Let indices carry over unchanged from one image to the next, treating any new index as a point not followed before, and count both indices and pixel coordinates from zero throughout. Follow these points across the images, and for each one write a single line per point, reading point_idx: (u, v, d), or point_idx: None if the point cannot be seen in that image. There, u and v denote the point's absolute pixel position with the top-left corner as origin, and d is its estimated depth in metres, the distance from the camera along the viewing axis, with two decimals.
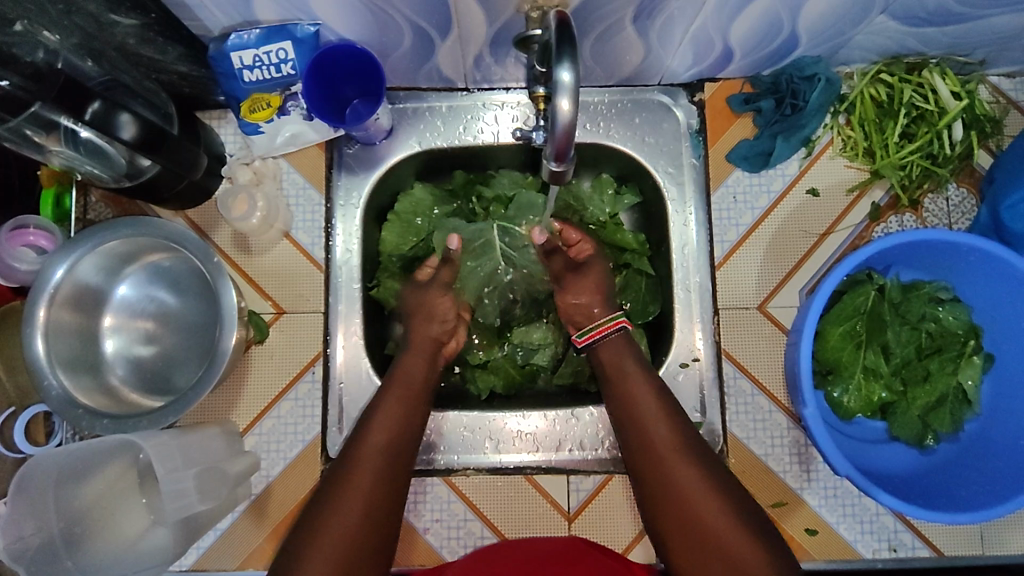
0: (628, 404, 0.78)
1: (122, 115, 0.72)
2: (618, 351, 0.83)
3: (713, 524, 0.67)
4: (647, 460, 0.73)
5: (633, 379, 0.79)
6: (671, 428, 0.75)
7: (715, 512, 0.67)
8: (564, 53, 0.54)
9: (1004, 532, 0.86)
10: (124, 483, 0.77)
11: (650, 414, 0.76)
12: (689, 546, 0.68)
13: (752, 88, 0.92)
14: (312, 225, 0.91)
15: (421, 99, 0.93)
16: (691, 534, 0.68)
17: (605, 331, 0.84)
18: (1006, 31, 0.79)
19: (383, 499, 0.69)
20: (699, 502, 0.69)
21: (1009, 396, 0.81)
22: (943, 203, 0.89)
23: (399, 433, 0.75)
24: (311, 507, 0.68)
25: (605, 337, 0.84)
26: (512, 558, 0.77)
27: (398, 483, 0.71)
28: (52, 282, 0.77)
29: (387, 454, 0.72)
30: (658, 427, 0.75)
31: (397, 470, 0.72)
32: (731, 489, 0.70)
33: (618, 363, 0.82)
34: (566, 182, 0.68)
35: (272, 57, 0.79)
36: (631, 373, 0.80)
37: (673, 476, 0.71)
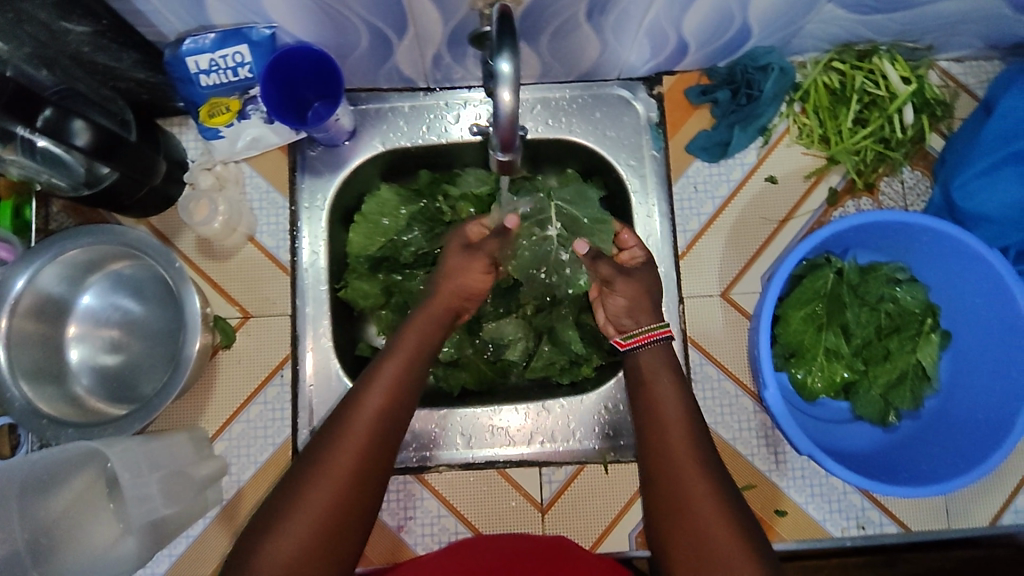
0: (650, 401, 0.75)
1: (75, 122, 0.71)
2: (657, 363, 0.77)
3: (704, 528, 0.65)
4: (654, 457, 0.71)
5: (656, 375, 0.76)
6: (687, 428, 0.72)
7: (708, 517, 0.65)
8: (504, 43, 0.54)
9: (969, 506, 0.88)
10: (91, 493, 0.75)
11: (670, 410, 0.73)
12: (678, 546, 0.66)
13: (708, 80, 0.93)
14: (276, 229, 0.91)
15: (383, 100, 0.93)
16: (683, 536, 0.66)
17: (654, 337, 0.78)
18: (951, 16, 0.81)
19: (352, 505, 0.66)
20: (696, 504, 0.66)
21: (967, 371, 0.83)
22: (899, 185, 0.91)
23: (378, 428, 0.69)
24: (275, 505, 0.65)
25: (646, 345, 0.78)
26: (485, 556, 0.77)
27: (369, 484, 0.67)
28: (13, 292, 0.76)
29: (363, 454, 0.67)
30: (673, 425, 0.72)
31: (371, 471, 0.67)
32: (731, 495, 0.67)
33: (646, 358, 0.78)
34: (517, 170, 0.68)
35: (228, 60, 0.79)
36: (658, 368, 0.77)
37: (679, 473, 0.68)
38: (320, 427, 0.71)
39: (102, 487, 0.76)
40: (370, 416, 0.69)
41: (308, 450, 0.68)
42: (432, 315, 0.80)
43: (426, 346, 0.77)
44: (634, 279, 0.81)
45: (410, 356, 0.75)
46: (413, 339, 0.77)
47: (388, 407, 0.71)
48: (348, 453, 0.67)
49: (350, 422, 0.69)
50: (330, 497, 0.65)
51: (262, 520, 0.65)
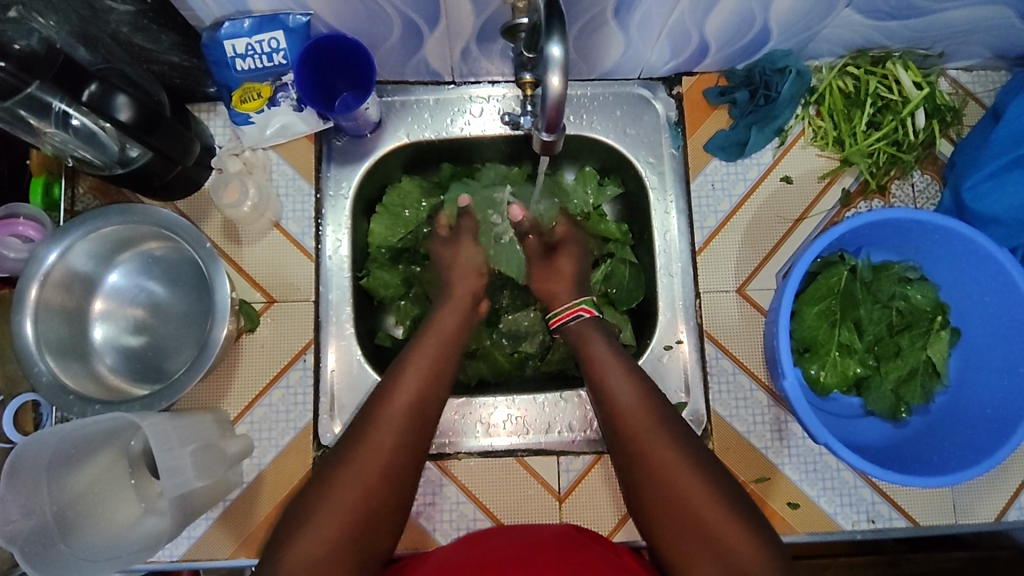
0: (607, 396, 0.76)
1: (118, 97, 0.72)
2: (590, 336, 0.83)
3: (706, 515, 0.66)
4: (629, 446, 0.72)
5: (609, 367, 0.78)
6: (660, 417, 0.73)
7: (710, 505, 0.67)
8: (554, 27, 0.56)
9: (975, 501, 0.90)
10: (114, 473, 0.76)
11: (629, 402, 0.74)
12: (682, 535, 0.67)
13: (727, 82, 0.95)
14: (302, 215, 0.92)
15: (408, 92, 0.95)
16: (685, 524, 0.67)
17: (565, 318, 0.85)
18: (963, 25, 0.85)
19: (381, 502, 0.67)
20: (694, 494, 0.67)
21: (976, 367, 0.86)
22: (910, 188, 0.94)
23: (409, 431, 0.70)
24: (305, 501, 0.66)
25: (574, 320, 0.85)
26: (495, 547, 0.77)
27: (399, 483, 0.68)
28: (44, 266, 0.77)
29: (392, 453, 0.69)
30: (643, 415, 0.73)
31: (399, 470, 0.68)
32: (720, 477, 0.69)
33: (588, 349, 0.81)
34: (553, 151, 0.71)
35: (264, 45, 0.81)
36: (612, 362, 0.79)
37: (663, 462, 0.69)
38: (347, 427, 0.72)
39: (125, 467, 0.77)
40: (399, 416, 0.71)
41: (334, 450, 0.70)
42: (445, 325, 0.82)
43: (444, 354, 0.79)
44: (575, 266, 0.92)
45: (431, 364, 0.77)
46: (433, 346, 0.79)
47: (415, 410, 0.72)
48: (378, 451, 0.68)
49: (377, 422, 0.70)
50: (359, 492, 0.66)
51: (292, 522, 0.65)
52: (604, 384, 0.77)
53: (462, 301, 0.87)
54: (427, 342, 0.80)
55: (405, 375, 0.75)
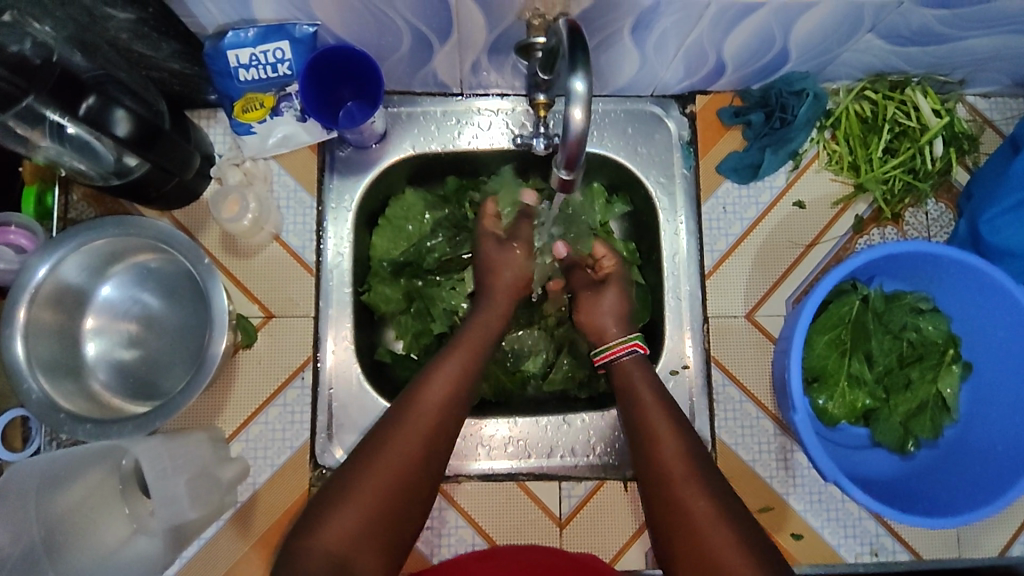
0: (642, 426, 0.74)
1: (116, 111, 0.71)
2: (633, 375, 0.80)
3: (713, 540, 0.62)
4: (651, 474, 0.69)
5: (648, 406, 0.75)
6: (685, 448, 0.70)
7: (717, 530, 0.62)
8: (577, 61, 0.56)
9: (979, 536, 0.88)
10: (104, 492, 0.74)
11: (661, 432, 0.72)
12: (690, 564, 0.62)
13: (742, 102, 0.93)
14: (302, 228, 0.90)
15: (415, 103, 0.93)
16: (695, 549, 0.62)
17: (617, 353, 0.83)
18: (985, 53, 0.83)
19: (393, 521, 0.63)
20: (703, 519, 0.63)
21: (987, 402, 0.84)
22: (924, 216, 0.93)
23: (430, 449, 0.67)
24: (313, 508, 0.62)
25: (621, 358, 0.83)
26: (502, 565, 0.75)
27: (409, 498, 0.64)
28: (34, 280, 0.75)
29: (412, 471, 0.65)
30: (670, 445, 0.71)
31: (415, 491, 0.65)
32: (734, 503, 0.65)
33: (631, 389, 0.79)
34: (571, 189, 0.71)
35: (269, 56, 0.78)
36: (649, 400, 0.76)
37: (680, 490, 0.66)
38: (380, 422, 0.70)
39: (115, 485, 0.75)
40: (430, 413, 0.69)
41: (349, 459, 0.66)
42: (477, 339, 0.78)
43: (471, 368, 0.75)
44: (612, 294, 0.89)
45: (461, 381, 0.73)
46: (465, 358, 0.75)
47: (442, 429, 0.69)
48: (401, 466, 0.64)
49: (399, 434, 0.66)
50: (372, 508, 0.62)
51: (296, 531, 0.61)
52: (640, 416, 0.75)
53: (499, 315, 0.83)
54: (454, 354, 0.75)
55: (434, 389, 0.71)
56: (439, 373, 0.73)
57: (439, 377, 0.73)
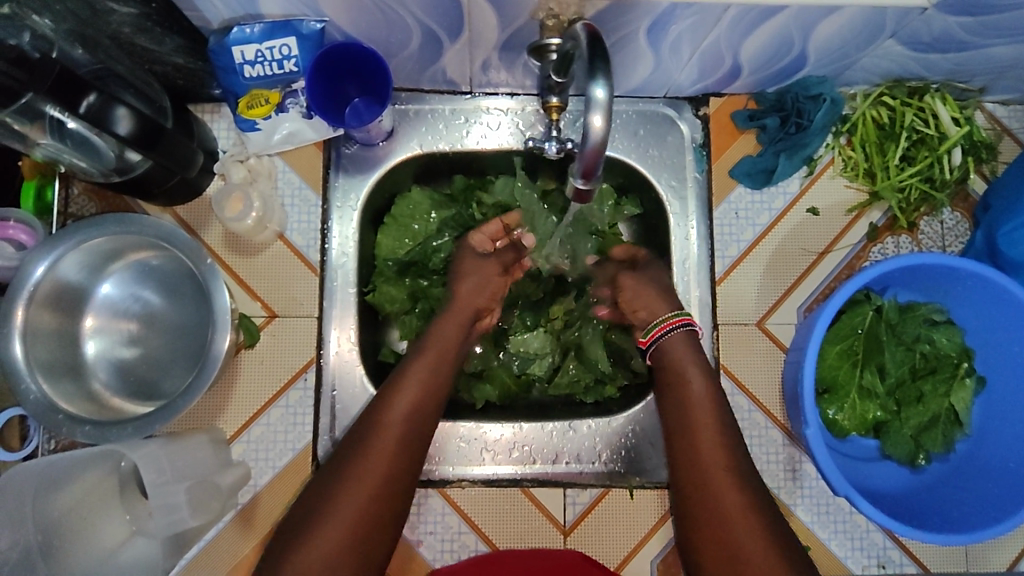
0: (684, 415, 0.74)
1: (117, 110, 0.67)
2: (680, 352, 0.78)
3: (740, 539, 0.64)
4: (683, 466, 0.71)
5: (692, 391, 0.75)
6: (721, 440, 0.71)
7: (746, 530, 0.65)
8: (597, 68, 0.55)
9: (987, 551, 0.87)
10: (102, 493, 0.73)
11: (698, 408, 0.74)
12: (710, 546, 0.66)
13: (756, 105, 0.92)
14: (307, 227, 0.88)
15: (423, 101, 0.91)
16: (712, 533, 0.66)
17: (668, 328, 0.80)
18: (1007, 61, 0.81)
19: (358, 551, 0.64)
20: (733, 515, 0.66)
21: (1000, 417, 0.83)
22: (939, 225, 0.91)
23: (392, 472, 0.69)
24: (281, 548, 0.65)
25: (667, 336, 0.80)
26: None
27: (387, 515, 0.67)
28: (32, 279, 0.73)
29: (371, 503, 0.66)
30: (710, 436, 0.72)
31: (375, 522, 0.66)
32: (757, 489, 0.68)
33: (677, 368, 0.78)
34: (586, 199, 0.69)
35: (275, 52, 0.76)
36: (695, 385, 0.76)
37: (714, 483, 0.68)
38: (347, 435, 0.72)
39: (114, 485, 0.74)
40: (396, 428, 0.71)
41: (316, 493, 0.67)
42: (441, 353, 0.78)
43: (438, 375, 0.77)
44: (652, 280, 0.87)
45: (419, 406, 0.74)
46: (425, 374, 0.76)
47: (403, 450, 0.70)
48: (356, 502, 0.66)
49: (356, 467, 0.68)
50: (334, 543, 0.63)
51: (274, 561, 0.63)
52: (677, 404, 0.75)
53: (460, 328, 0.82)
54: (419, 360, 0.77)
55: (393, 415, 0.72)
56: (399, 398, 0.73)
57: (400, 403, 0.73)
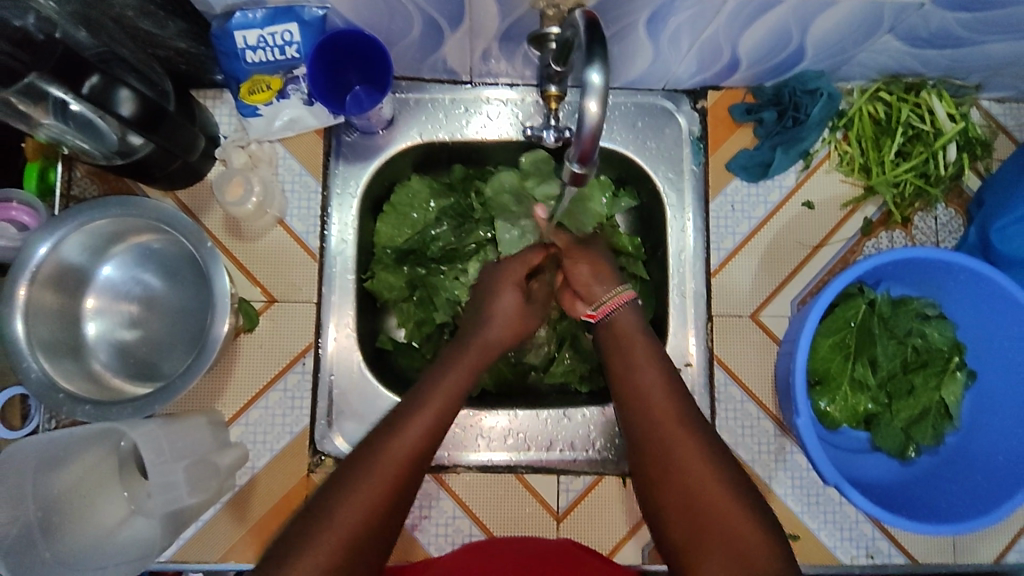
0: (631, 385, 0.72)
1: (121, 91, 0.70)
2: (632, 326, 0.78)
3: (713, 505, 0.62)
4: (650, 440, 0.68)
5: (639, 357, 0.74)
6: (676, 405, 0.69)
7: (717, 496, 0.62)
8: (595, 55, 0.56)
9: (975, 543, 0.88)
10: (102, 471, 0.74)
11: (655, 396, 0.70)
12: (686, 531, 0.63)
13: (754, 99, 0.92)
14: (307, 213, 0.89)
15: (423, 90, 0.91)
16: (687, 517, 0.63)
17: (616, 304, 0.79)
18: (1002, 57, 0.82)
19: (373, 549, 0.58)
20: (702, 479, 0.64)
21: (989, 412, 0.84)
22: (932, 221, 0.92)
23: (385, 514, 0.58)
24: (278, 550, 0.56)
25: (616, 310, 0.79)
26: (493, 557, 0.75)
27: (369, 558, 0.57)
28: (35, 259, 0.74)
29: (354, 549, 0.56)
30: (655, 389, 0.71)
31: (376, 541, 0.58)
32: (728, 464, 0.65)
33: (627, 338, 0.77)
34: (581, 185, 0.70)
35: (277, 38, 0.77)
36: (641, 352, 0.75)
37: (679, 459, 0.65)
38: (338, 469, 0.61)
39: (114, 464, 0.75)
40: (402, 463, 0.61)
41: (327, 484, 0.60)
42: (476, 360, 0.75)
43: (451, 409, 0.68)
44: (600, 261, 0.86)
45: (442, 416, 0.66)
46: (464, 377, 0.72)
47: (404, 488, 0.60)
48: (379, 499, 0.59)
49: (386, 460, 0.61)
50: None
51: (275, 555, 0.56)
52: (626, 374, 0.73)
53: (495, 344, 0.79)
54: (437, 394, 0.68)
55: (398, 444, 0.62)
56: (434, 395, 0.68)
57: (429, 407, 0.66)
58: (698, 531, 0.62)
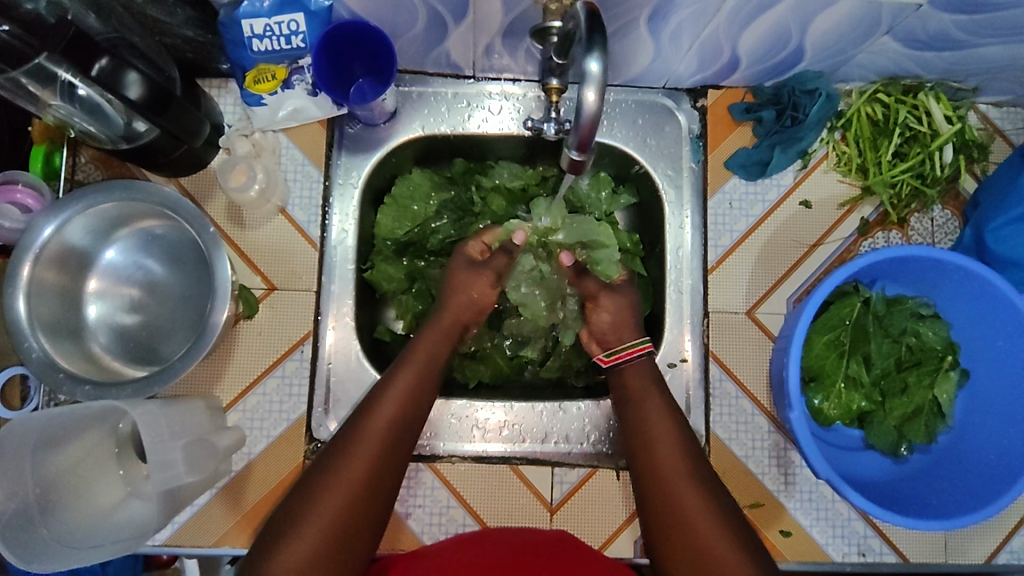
0: (639, 424, 0.75)
1: (129, 74, 0.70)
2: (643, 377, 0.79)
3: (705, 541, 0.66)
4: (644, 454, 0.73)
5: (642, 398, 0.77)
6: (675, 432, 0.74)
7: (698, 510, 0.68)
8: (595, 42, 0.57)
9: (966, 542, 0.89)
10: (100, 453, 0.74)
11: (655, 417, 0.75)
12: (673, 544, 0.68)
13: (753, 98, 0.93)
14: (309, 203, 0.90)
15: (426, 83, 0.92)
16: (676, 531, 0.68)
17: (633, 354, 0.80)
18: (999, 61, 0.82)
19: (334, 562, 0.63)
20: (693, 514, 0.67)
21: (982, 411, 0.85)
22: (929, 222, 0.92)
23: (371, 478, 0.67)
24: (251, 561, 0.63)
25: (632, 359, 0.80)
26: (493, 544, 0.76)
27: (364, 518, 0.66)
28: (40, 240, 0.76)
29: (347, 513, 0.65)
30: (655, 410, 0.76)
31: (369, 504, 0.66)
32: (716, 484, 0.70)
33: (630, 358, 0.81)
34: (580, 173, 0.71)
35: (284, 27, 0.78)
36: (643, 392, 0.78)
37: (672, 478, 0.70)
38: (327, 445, 0.70)
39: (111, 448, 0.75)
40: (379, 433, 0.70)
41: (288, 504, 0.66)
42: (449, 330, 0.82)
43: (427, 381, 0.76)
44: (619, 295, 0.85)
45: (389, 432, 0.70)
46: (439, 347, 0.79)
47: (384, 456, 0.68)
48: (336, 500, 0.65)
49: (326, 483, 0.66)
50: (315, 540, 0.63)
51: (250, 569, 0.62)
52: (632, 396, 0.78)
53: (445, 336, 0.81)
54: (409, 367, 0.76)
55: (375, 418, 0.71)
56: (377, 409, 0.71)
57: (372, 425, 0.70)
58: (682, 541, 0.67)
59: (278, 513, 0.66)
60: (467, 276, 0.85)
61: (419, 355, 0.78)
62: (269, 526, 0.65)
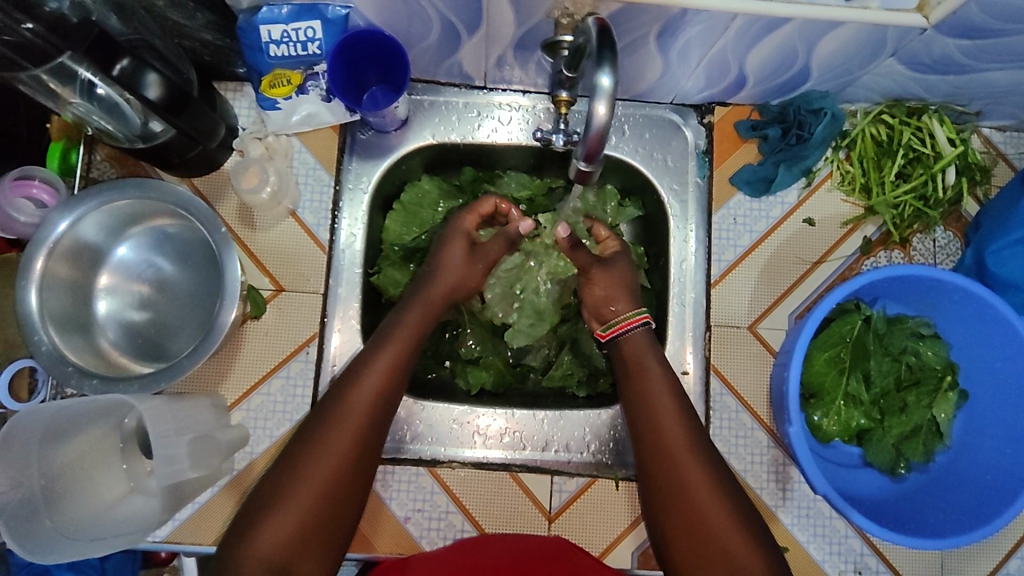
0: (649, 413, 0.76)
1: (148, 75, 0.72)
2: (647, 352, 0.81)
3: (714, 531, 0.68)
4: (650, 441, 0.74)
5: (652, 380, 0.78)
6: (682, 423, 0.75)
7: (706, 502, 0.69)
8: (603, 57, 0.59)
9: (963, 562, 0.89)
10: (107, 445, 0.76)
11: (665, 407, 0.76)
12: (675, 527, 0.70)
13: (759, 116, 0.95)
14: (319, 206, 0.91)
15: (438, 93, 0.94)
16: (680, 516, 0.70)
17: (628, 326, 0.82)
18: (1002, 86, 0.84)
19: (311, 545, 0.65)
20: (698, 498, 0.70)
21: (980, 429, 0.86)
22: (931, 243, 0.94)
23: (352, 459, 0.69)
24: (232, 538, 0.65)
25: (627, 332, 0.82)
26: (493, 551, 0.76)
27: (348, 498, 0.68)
28: (54, 235, 0.77)
29: (328, 493, 0.67)
30: (664, 400, 0.77)
31: (351, 484, 0.68)
32: (724, 477, 0.72)
33: (638, 360, 0.81)
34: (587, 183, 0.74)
35: (300, 34, 0.80)
36: (655, 376, 0.79)
37: (680, 466, 0.72)
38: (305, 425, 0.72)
39: (116, 443, 0.76)
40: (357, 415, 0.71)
41: (255, 497, 0.67)
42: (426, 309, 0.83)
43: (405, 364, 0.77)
44: (612, 271, 0.88)
45: (368, 413, 0.72)
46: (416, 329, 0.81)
47: (364, 440, 0.70)
48: (317, 479, 0.67)
49: (300, 474, 0.67)
50: (299, 517, 0.65)
51: (221, 568, 0.63)
52: (641, 385, 0.78)
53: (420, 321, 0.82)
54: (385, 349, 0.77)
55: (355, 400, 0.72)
56: (349, 405, 0.71)
57: (345, 415, 0.71)
58: (686, 525, 0.69)
59: (248, 504, 0.67)
60: (453, 248, 0.87)
61: (395, 344, 0.77)
62: (247, 506, 0.67)
